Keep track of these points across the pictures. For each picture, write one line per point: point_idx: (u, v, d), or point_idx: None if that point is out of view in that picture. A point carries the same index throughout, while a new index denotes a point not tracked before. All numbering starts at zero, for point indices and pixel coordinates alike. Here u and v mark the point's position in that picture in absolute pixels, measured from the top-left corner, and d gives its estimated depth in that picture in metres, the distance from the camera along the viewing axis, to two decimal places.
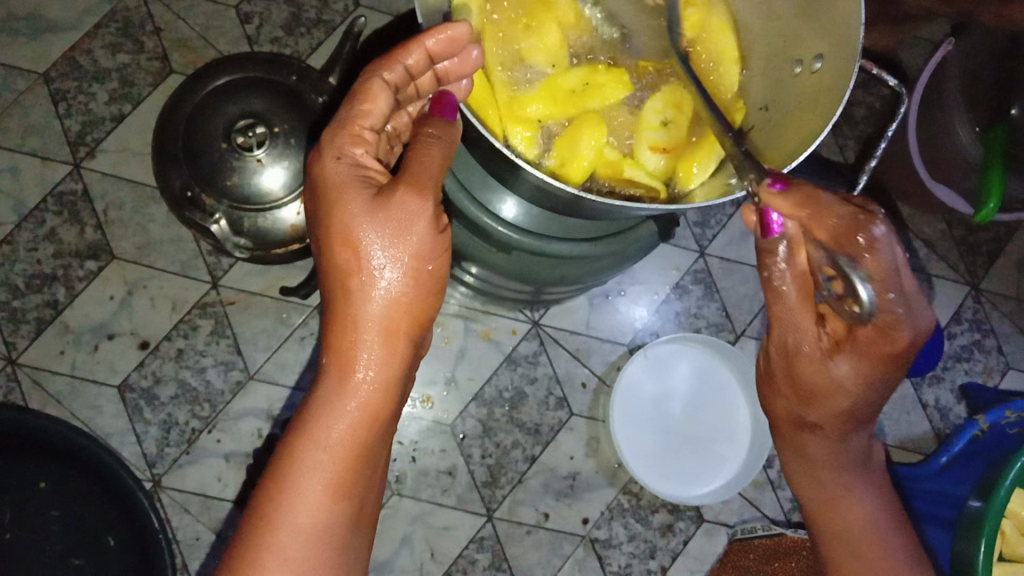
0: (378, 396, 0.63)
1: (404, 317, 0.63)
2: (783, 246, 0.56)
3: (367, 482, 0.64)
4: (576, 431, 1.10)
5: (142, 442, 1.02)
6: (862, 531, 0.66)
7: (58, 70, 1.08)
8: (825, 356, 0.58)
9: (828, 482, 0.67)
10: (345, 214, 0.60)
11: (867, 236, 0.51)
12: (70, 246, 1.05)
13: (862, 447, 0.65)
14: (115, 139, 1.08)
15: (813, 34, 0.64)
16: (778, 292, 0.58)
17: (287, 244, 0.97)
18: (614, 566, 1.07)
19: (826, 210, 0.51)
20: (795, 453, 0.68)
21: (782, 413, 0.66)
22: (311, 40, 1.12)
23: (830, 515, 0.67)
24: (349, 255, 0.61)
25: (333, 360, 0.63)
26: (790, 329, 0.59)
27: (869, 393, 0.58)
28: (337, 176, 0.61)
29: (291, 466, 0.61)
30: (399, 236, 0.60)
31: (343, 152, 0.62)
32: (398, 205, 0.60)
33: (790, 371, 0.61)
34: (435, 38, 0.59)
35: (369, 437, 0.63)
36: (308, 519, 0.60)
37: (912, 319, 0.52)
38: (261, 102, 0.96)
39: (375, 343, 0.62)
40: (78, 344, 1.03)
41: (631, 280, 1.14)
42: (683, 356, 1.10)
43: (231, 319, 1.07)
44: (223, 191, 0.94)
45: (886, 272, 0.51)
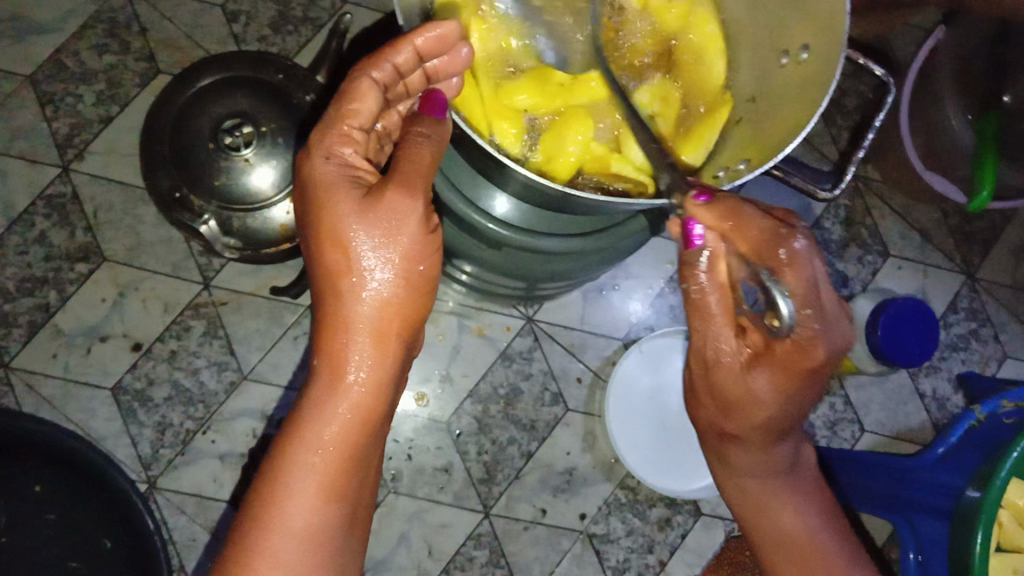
0: (370, 398, 0.63)
1: (395, 317, 0.62)
2: (704, 257, 0.54)
3: (360, 484, 0.64)
4: (572, 427, 1.10)
5: (136, 444, 1.02)
6: (800, 536, 0.69)
7: (44, 73, 1.08)
8: (742, 368, 0.59)
9: (760, 492, 0.69)
10: (335, 216, 0.59)
11: (787, 252, 0.51)
12: (61, 248, 1.05)
13: (788, 454, 0.68)
14: (104, 141, 1.07)
15: (799, 24, 0.63)
16: (699, 306, 0.57)
17: (278, 243, 0.96)
18: (612, 561, 1.07)
19: (748, 223, 0.51)
20: (721, 461, 0.70)
21: (704, 423, 0.68)
22: (299, 38, 1.12)
23: (765, 526, 0.70)
24: (339, 256, 0.60)
25: (324, 362, 0.62)
26: (704, 342, 0.59)
27: (789, 405, 0.60)
28: (326, 176, 0.60)
29: (283, 469, 0.61)
30: (389, 236, 0.60)
31: (332, 151, 0.61)
32: (387, 205, 0.59)
33: (710, 385, 0.63)
34: (424, 36, 0.59)
35: (362, 438, 0.63)
36: (301, 522, 0.60)
37: (826, 334, 0.53)
38: (247, 101, 0.96)
39: (367, 344, 0.62)
40: (70, 348, 1.03)
41: (624, 274, 1.13)
42: (678, 350, 1.10)
43: (223, 320, 1.06)
44: (212, 191, 0.94)
45: (806, 287, 0.52)
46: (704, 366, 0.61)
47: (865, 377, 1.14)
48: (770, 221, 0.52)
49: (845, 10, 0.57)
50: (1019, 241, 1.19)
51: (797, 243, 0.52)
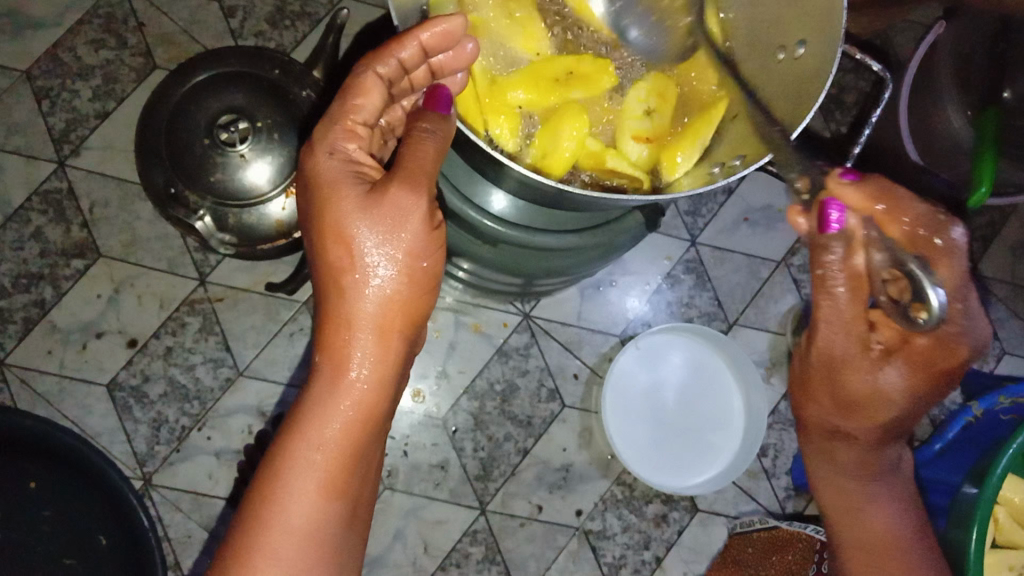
0: (373, 395, 0.62)
1: (398, 314, 0.62)
2: (839, 244, 0.52)
3: (360, 481, 0.63)
4: (569, 423, 1.09)
5: (132, 440, 1.02)
6: (886, 541, 0.64)
7: (41, 68, 1.07)
8: (871, 361, 0.56)
9: (861, 494, 0.65)
10: (338, 214, 0.59)
11: (943, 239, 0.51)
12: (57, 244, 1.05)
13: (892, 456, 0.65)
14: (100, 136, 1.07)
15: (795, 19, 0.63)
16: (831, 294, 0.54)
17: (274, 239, 0.96)
18: (608, 557, 1.07)
19: (901, 209, 0.52)
20: (825, 460, 0.66)
21: (812, 419, 0.64)
22: (296, 33, 1.11)
23: (854, 526, 0.65)
24: (342, 253, 0.60)
25: (327, 358, 0.62)
26: (831, 333, 0.56)
27: (915, 403, 0.57)
28: (330, 173, 0.60)
29: (284, 465, 0.60)
30: (392, 233, 0.59)
31: (336, 147, 0.60)
32: (390, 202, 0.59)
33: (829, 380, 0.59)
34: (429, 32, 0.58)
35: (364, 436, 0.62)
36: (300, 519, 0.59)
37: (973, 332, 0.52)
38: (245, 97, 0.95)
39: (370, 341, 0.61)
40: (66, 344, 1.03)
41: (622, 270, 1.13)
42: (675, 346, 1.11)
43: (219, 316, 1.06)
44: (207, 187, 0.93)
45: (959, 277, 0.51)
46: (827, 363, 0.58)
47: None
48: (927, 207, 0.52)
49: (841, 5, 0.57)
50: (1019, 238, 1.19)
51: (954, 233, 0.51)
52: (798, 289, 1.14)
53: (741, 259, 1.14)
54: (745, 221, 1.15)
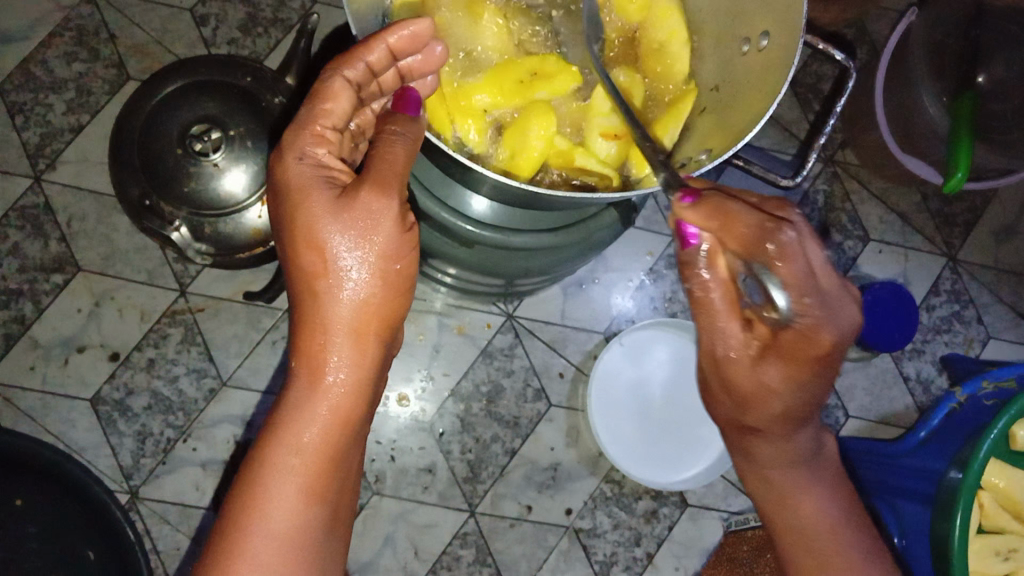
0: (351, 399, 0.60)
1: (373, 317, 0.60)
2: (702, 255, 0.53)
3: (341, 486, 0.61)
4: (555, 422, 1.09)
5: (117, 454, 1.02)
6: (824, 531, 0.62)
7: (13, 83, 1.07)
8: (752, 361, 0.56)
9: (781, 481, 0.63)
10: (309, 218, 0.57)
11: (777, 244, 0.48)
12: (35, 259, 1.04)
13: (811, 440, 0.62)
14: (76, 150, 1.06)
15: (759, 10, 0.63)
16: (704, 302, 0.54)
17: (252, 248, 0.96)
18: (599, 555, 1.07)
19: (735, 220, 0.49)
20: (744, 454, 0.64)
21: (726, 419, 0.63)
22: (269, 39, 1.11)
23: (788, 520, 0.63)
24: (314, 257, 0.58)
25: (303, 364, 0.60)
26: (712, 337, 0.56)
27: (804, 393, 0.56)
28: (300, 178, 0.58)
29: (261, 474, 0.58)
30: (365, 236, 0.57)
31: (306, 152, 0.58)
32: (362, 205, 0.57)
33: (722, 378, 0.59)
34: (397, 34, 0.57)
35: (342, 441, 0.61)
36: (281, 524, 0.57)
37: (830, 320, 0.50)
38: (216, 105, 0.94)
39: (346, 345, 0.60)
40: (48, 359, 1.03)
41: (604, 268, 1.12)
42: (661, 342, 1.10)
43: (201, 327, 1.05)
44: (181, 198, 0.92)
45: (802, 278, 0.49)
46: (715, 364, 0.58)
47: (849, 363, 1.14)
48: (758, 212, 0.49)
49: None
50: (1000, 223, 1.19)
51: (789, 232, 0.49)
52: None
53: None
54: None
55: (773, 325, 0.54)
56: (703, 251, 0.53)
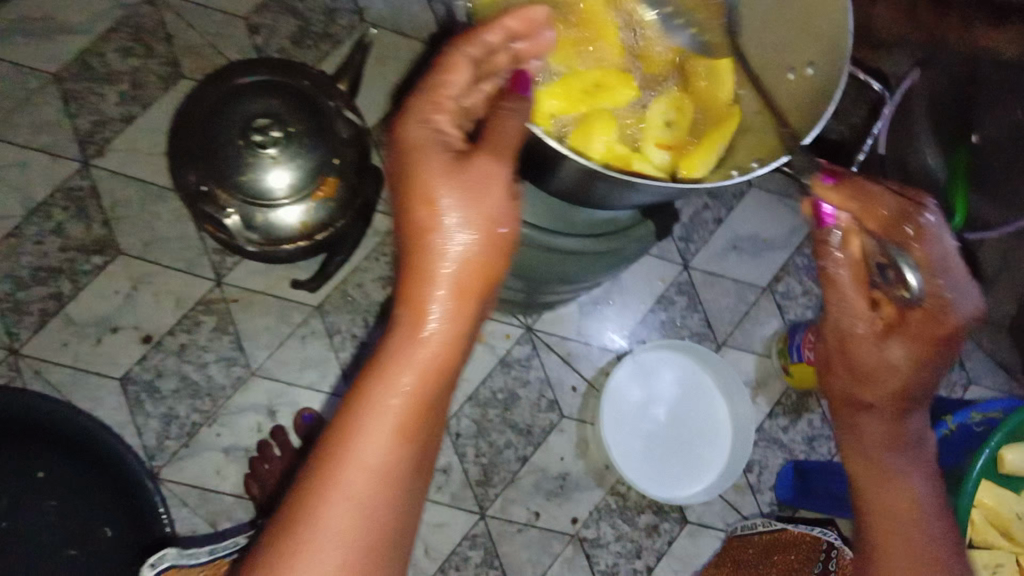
0: (449, 353, 0.56)
1: (478, 276, 0.57)
2: (836, 236, 0.54)
3: (432, 444, 0.57)
4: (567, 433, 1.14)
5: (142, 434, 1.04)
6: (911, 517, 0.57)
7: (69, 71, 1.11)
8: (877, 337, 0.56)
9: (884, 463, 0.59)
10: (424, 176, 0.55)
11: (915, 227, 0.49)
12: (77, 240, 1.07)
13: (918, 427, 0.60)
14: (125, 139, 1.10)
15: (806, 42, 0.71)
16: (831, 278, 0.56)
17: (296, 240, 1.01)
18: (602, 565, 1.11)
19: (876, 200, 0.49)
20: (846, 429, 0.62)
21: (835, 390, 0.62)
22: (319, 52, 1.17)
23: (882, 496, 0.59)
24: (424, 214, 0.56)
25: (405, 313, 0.56)
26: (840, 313, 0.57)
27: (925, 373, 0.56)
28: (417, 138, 0.56)
29: (354, 424, 0.53)
30: (476, 201, 0.56)
31: (424, 118, 0.56)
32: (475, 169, 0.55)
33: (844, 356, 0.60)
34: (513, 18, 0.56)
35: (433, 399, 0.55)
36: (375, 466, 0.52)
37: (959, 304, 0.50)
38: (278, 104, 0.99)
39: (448, 301, 0.56)
40: (81, 337, 1.05)
41: (620, 290, 1.19)
42: (668, 363, 1.16)
43: (234, 317, 1.09)
44: (236, 187, 0.96)
45: (938, 263, 0.49)
46: (839, 338, 0.59)
47: None
48: (900, 196, 0.50)
49: (847, 24, 0.64)
50: None
51: (930, 216, 0.49)
52: (782, 314, 1.22)
53: (729, 284, 1.21)
54: (734, 249, 1.23)
55: (900, 307, 0.54)
56: (835, 234, 0.53)
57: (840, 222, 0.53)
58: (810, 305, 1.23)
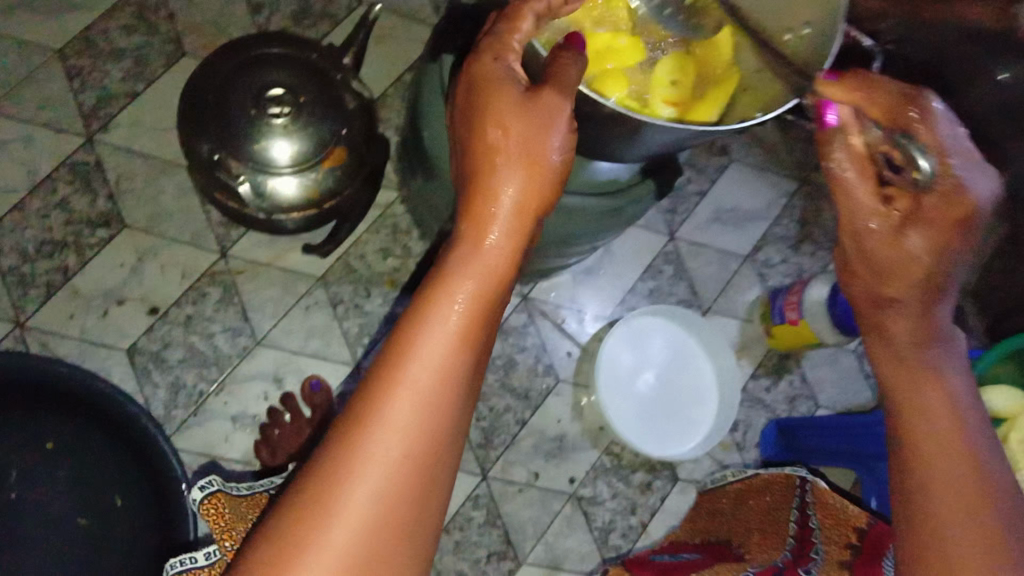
0: (506, 264, 0.58)
1: (536, 199, 0.59)
2: (838, 132, 0.59)
3: (482, 359, 0.55)
4: (563, 397, 1.18)
5: (150, 403, 1.06)
6: (945, 417, 0.53)
7: (73, 48, 1.12)
8: (891, 231, 0.56)
9: (917, 362, 0.56)
10: (496, 107, 0.58)
11: (919, 110, 0.54)
12: (82, 213, 1.09)
13: (943, 324, 0.57)
14: (128, 114, 1.12)
15: (804, 3, 0.73)
16: (839, 179, 0.59)
17: (306, 207, 1.05)
18: (598, 522, 1.15)
19: (880, 90, 0.55)
20: (878, 334, 0.59)
21: (863, 293, 0.60)
22: (318, 31, 1.20)
23: (914, 398, 0.55)
24: (489, 142, 0.58)
25: (468, 224, 0.58)
26: (852, 207, 0.58)
27: (944, 266, 0.55)
28: (490, 74, 0.59)
29: (416, 331, 0.52)
30: (543, 130, 0.58)
31: (497, 56, 0.60)
32: (540, 107, 0.58)
33: (863, 254, 0.59)
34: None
35: (491, 307, 0.55)
36: (428, 377, 0.51)
37: (972, 184, 0.53)
38: (288, 76, 1.02)
39: (510, 213, 0.58)
40: (88, 309, 1.07)
41: (609, 260, 1.24)
42: (659, 329, 1.22)
43: (240, 287, 1.11)
44: (247, 156, 0.99)
45: (942, 146, 0.53)
46: (854, 239, 0.59)
47: (820, 356, 1.27)
48: (904, 87, 0.56)
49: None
50: None
51: (932, 100, 0.55)
52: (764, 282, 1.28)
53: (713, 254, 1.28)
54: (716, 221, 1.29)
55: (916, 194, 0.55)
56: (838, 133, 0.58)
57: (843, 121, 0.58)
58: (788, 272, 1.28)
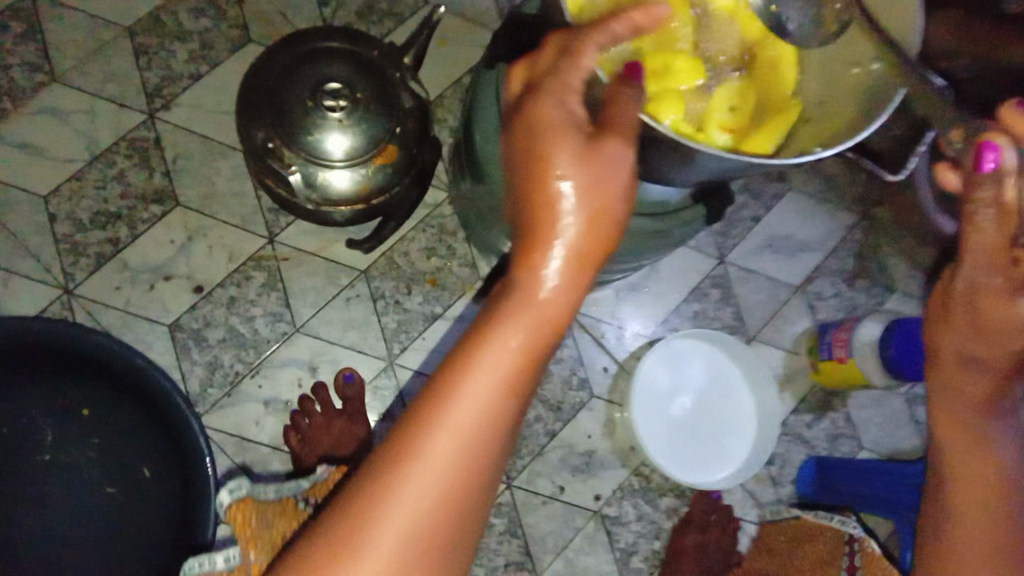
0: (556, 319, 0.54)
1: (594, 249, 0.55)
2: (993, 180, 0.54)
3: (523, 406, 0.54)
4: (595, 413, 1.16)
5: (187, 379, 1.07)
6: (980, 481, 0.59)
7: (142, 26, 1.15)
8: (1009, 296, 0.56)
9: (990, 431, 0.59)
10: (553, 153, 0.53)
11: None
12: (138, 188, 1.11)
13: (1014, 398, 0.60)
14: (191, 96, 1.14)
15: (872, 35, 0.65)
16: (976, 226, 0.55)
17: (353, 201, 1.05)
18: (621, 543, 1.13)
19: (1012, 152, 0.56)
20: (937, 385, 0.62)
21: (946, 350, 0.61)
22: (382, 28, 1.21)
23: (966, 460, 0.60)
24: (540, 191, 0.54)
25: (520, 280, 0.54)
26: (969, 265, 0.57)
27: None
28: (548, 119, 0.54)
29: (457, 381, 0.51)
30: (602, 180, 0.53)
31: (559, 97, 0.55)
32: (602, 158, 0.53)
33: (966, 317, 0.59)
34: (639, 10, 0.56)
35: (537, 357, 0.54)
36: (470, 427, 0.50)
37: None
38: (347, 71, 1.03)
39: (568, 262, 0.54)
40: (135, 282, 1.09)
41: (655, 278, 1.22)
42: (698, 353, 1.20)
43: (284, 273, 1.12)
44: (301, 147, 1.00)
45: None
46: (950, 302, 0.60)
47: (866, 399, 1.22)
48: None
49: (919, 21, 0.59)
50: None
51: None
52: (813, 315, 1.25)
53: (763, 280, 1.25)
54: (768, 247, 1.26)
55: None
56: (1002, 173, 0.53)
57: (1005, 166, 0.53)
58: (840, 306, 1.25)
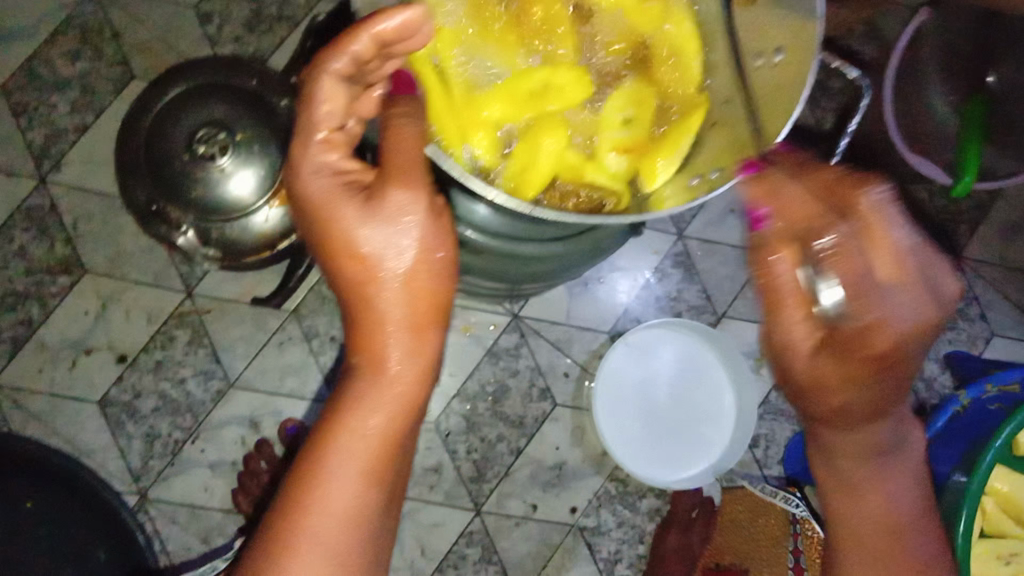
0: (412, 388, 0.57)
1: (427, 305, 0.57)
2: (766, 244, 0.53)
3: (398, 471, 0.58)
4: (561, 422, 1.10)
5: (126, 456, 1.03)
6: (881, 527, 0.59)
7: (17, 83, 1.06)
8: (808, 354, 0.55)
9: (865, 472, 0.59)
10: (335, 220, 0.55)
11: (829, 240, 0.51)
12: (41, 262, 1.04)
13: (895, 434, 0.58)
14: (83, 150, 1.06)
15: (777, 24, 0.60)
16: (772, 280, 0.54)
17: (259, 251, 0.95)
18: (603, 553, 1.08)
19: (789, 203, 0.52)
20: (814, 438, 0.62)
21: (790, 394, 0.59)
22: (274, 37, 1.10)
23: (850, 508, 0.60)
24: (356, 267, 0.56)
25: (361, 360, 0.57)
26: (777, 326, 0.55)
27: (869, 391, 0.54)
28: (320, 192, 0.55)
29: (316, 467, 0.54)
30: (403, 227, 0.55)
31: (317, 162, 0.55)
32: (389, 204, 0.54)
33: (780, 367, 0.57)
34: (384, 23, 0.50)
35: (400, 433, 0.57)
36: (340, 506, 0.54)
37: (897, 317, 0.51)
38: (224, 109, 0.93)
39: (403, 333, 0.57)
40: (56, 361, 1.03)
41: (610, 267, 1.12)
42: (666, 340, 1.10)
43: (209, 328, 1.06)
44: (187, 204, 0.92)
45: (860, 272, 0.51)
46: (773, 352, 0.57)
47: None
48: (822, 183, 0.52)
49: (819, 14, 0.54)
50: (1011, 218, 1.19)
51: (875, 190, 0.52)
52: None
53: (729, 249, 1.15)
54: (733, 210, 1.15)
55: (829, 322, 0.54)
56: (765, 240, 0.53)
57: (769, 227, 0.53)
58: None
